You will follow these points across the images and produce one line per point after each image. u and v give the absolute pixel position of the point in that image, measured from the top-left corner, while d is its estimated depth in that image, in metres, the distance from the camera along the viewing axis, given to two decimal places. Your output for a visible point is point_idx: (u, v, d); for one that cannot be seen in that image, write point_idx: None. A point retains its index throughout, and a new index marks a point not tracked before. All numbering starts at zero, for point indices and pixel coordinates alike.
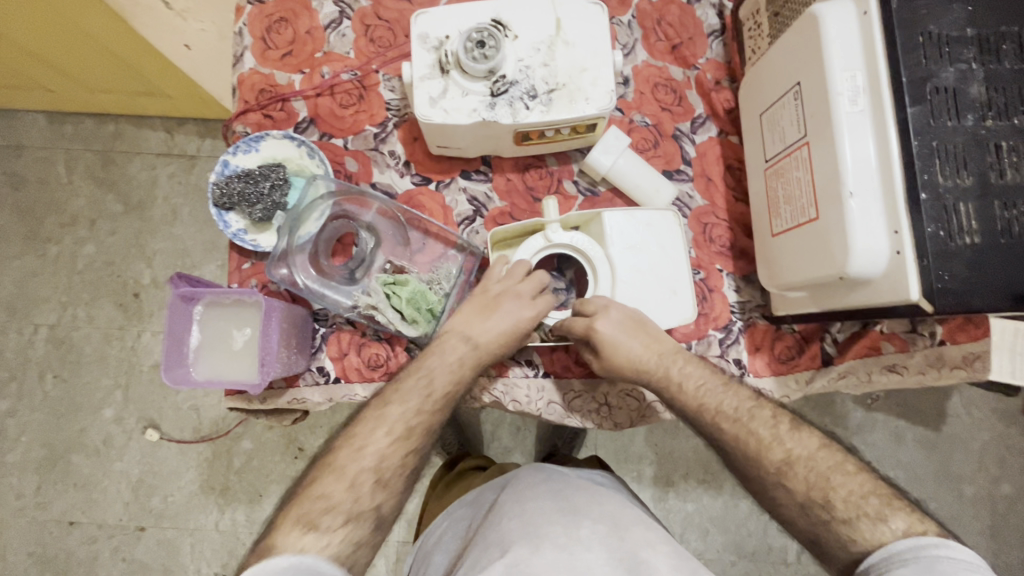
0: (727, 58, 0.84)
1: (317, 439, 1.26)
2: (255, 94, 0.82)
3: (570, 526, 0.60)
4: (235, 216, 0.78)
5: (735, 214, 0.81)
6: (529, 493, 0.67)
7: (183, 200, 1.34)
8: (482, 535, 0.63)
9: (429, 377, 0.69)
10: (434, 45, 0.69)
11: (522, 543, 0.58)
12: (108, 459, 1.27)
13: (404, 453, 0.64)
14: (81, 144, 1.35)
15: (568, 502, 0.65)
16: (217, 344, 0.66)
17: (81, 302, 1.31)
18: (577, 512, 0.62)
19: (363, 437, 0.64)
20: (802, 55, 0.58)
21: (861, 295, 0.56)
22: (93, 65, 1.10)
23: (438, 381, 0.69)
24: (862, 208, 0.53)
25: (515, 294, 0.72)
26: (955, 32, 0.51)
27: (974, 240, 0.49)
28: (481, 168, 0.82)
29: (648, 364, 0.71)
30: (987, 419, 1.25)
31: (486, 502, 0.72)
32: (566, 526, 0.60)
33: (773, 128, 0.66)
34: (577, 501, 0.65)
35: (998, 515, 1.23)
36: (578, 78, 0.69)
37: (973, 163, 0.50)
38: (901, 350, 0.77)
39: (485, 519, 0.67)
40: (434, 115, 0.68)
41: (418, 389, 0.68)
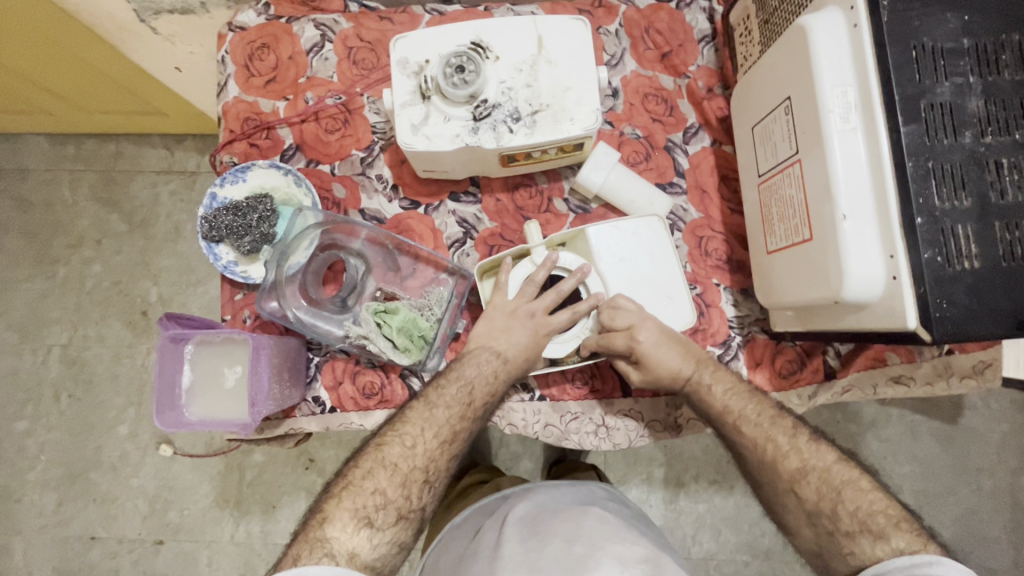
0: (719, 64, 0.82)
1: (327, 449, 1.27)
2: (240, 123, 0.82)
3: (547, 549, 0.59)
4: (225, 248, 0.78)
5: (731, 226, 0.79)
6: (509, 519, 0.67)
7: (186, 217, 1.34)
8: (467, 570, 0.62)
9: (432, 408, 0.68)
10: (414, 70, 0.67)
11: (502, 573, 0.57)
12: (125, 476, 1.29)
13: (417, 481, 0.64)
14: (83, 165, 1.36)
15: (544, 525, 0.63)
16: (207, 384, 0.66)
17: (91, 322, 1.33)
18: (554, 534, 0.61)
19: (374, 467, 0.63)
20: (791, 69, 0.56)
21: (858, 319, 0.54)
22: (89, 89, 1.10)
23: (442, 410, 0.68)
24: (856, 231, 0.51)
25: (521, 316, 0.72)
26: (951, 43, 0.49)
27: (974, 265, 0.47)
28: (470, 189, 0.81)
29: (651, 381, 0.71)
30: (1006, 410, 1.22)
31: (471, 529, 0.71)
32: (532, 547, 0.60)
33: (765, 142, 0.63)
34: (552, 521, 0.64)
35: (1020, 509, 1.20)
36: (562, 98, 0.67)
37: (972, 184, 0.47)
38: (907, 360, 0.75)
39: (468, 551, 0.66)
40: (417, 142, 0.67)
41: (418, 421, 0.67)
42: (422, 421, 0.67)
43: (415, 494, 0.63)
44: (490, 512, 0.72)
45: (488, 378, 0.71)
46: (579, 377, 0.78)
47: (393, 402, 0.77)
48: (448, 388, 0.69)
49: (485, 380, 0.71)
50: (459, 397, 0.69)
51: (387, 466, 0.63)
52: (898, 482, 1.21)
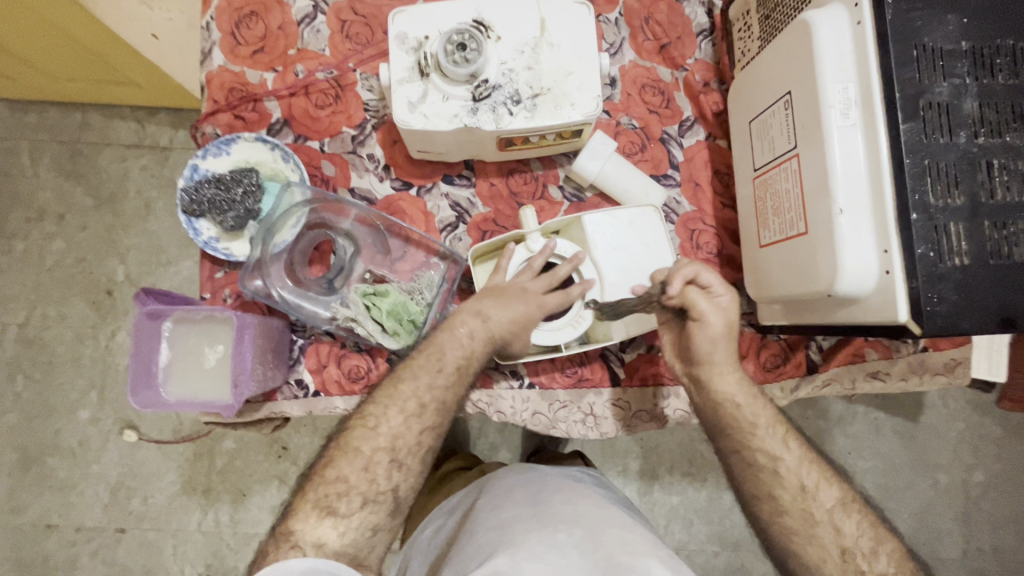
0: (716, 58, 0.82)
1: (301, 437, 1.24)
2: (224, 93, 0.78)
3: (546, 531, 0.59)
4: (206, 223, 0.75)
5: (723, 220, 0.80)
6: (506, 499, 0.67)
7: (156, 193, 1.28)
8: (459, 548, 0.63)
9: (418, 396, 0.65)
10: (413, 46, 0.65)
11: (498, 551, 0.57)
12: (85, 462, 1.24)
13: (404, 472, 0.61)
14: (46, 135, 1.29)
15: (542, 507, 0.64)
16: (185, 363, 0.63)
17: (51, 301, 1.26)
18: (555, 517, 0.61)
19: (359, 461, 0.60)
20: (793, 64, 0.57)
21: (849, 312, 0.55)
22: (56, 53, 1.04)
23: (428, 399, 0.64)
24: (851, 225, 0.52)
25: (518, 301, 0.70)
26: (950, 45, 0.50)
27: (964, 261, 0.48)
28: (463, 172, 0.79)
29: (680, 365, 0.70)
30: (963, 409, 1.28)
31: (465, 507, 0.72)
32: (530, 529, 0.60)
33: (762, 137, 0.64)
34: (551, 503, 0.65)
35: (971, 502, 1.26)
36: (564, 82, 0.66)
37: (964, 183, 0.49)
38: (884, 356, 0.78)
39: (462, 531, 0.67)
40: (414, 121, 0.65)
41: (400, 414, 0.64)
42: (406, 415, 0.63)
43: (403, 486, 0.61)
44: (483, 491, 0.73)
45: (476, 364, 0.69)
46: (568, 365, 0.77)
47: (380, 387, 0.75)
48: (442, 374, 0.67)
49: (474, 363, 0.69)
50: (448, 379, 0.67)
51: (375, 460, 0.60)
52: (860, 476, 1.26)
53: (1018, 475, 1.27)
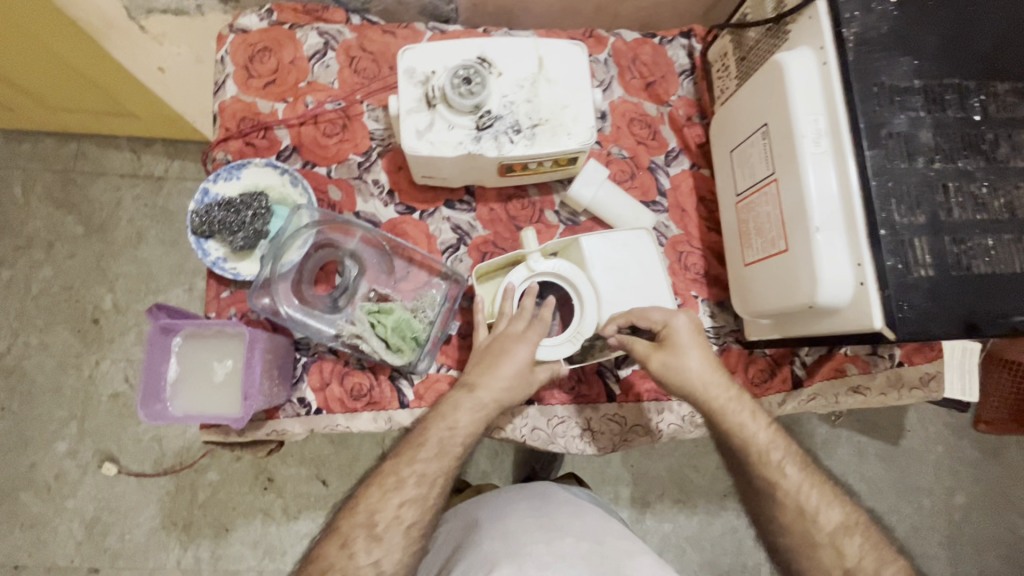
0: (697, 95, 0.89)
1: (288, 468, 1.22)
2: (236, 122, 0.82)
3: (554, 543, 0.68)
4: (214, 244, 0.77)
5: (709, 243, 0.85)
6: (513, 511, 0.74)
7: (149, 222, 1.30)
8: (474, 555, 0.69)
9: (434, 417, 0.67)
10: (421, 80, 0.71)
11: (504, 559, 0.65)
12: (59, 497, 1.20)
13: None
14: (39, 163, 1.30)
15: (551, 520, 0.72)
16: (195, 377, 0.64)
17: (34, 329, 1.25)
18: (559, 530, 0.70)
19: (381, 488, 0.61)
20: (768, 98, 0.63)
21: (830, 322, 0.59)
22: (57, 84, 1.07)
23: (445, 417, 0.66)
24: (828, 241, 0.56)
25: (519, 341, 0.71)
26: (904, 83, 0.56)
27: (929, 272, 0.53)
28: (464, 197, 0.83)
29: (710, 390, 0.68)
30: (941, 432, 1.32)
31: (468, 514, 0.78)
32: (547, 541, 0.68)
33: (743, 165, 0.70)
34: (557, 518, 0.73)
35: (955, 525, 1.29)
36: (560, 114, 0.71)
37: (924, 203, 0.54)
38: (864, 371, 0.82)
39: (470, 541, 0.72)
40: (421, 147, 0.70)
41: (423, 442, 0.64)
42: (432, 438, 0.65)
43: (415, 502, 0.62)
44: (485, 503, 0.79)
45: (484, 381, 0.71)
46: (567, 381, 0.80)
47: (382, 404, 0.77)
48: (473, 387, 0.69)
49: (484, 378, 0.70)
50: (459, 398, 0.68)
51: None
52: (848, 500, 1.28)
53: (997, 497, 1.31)
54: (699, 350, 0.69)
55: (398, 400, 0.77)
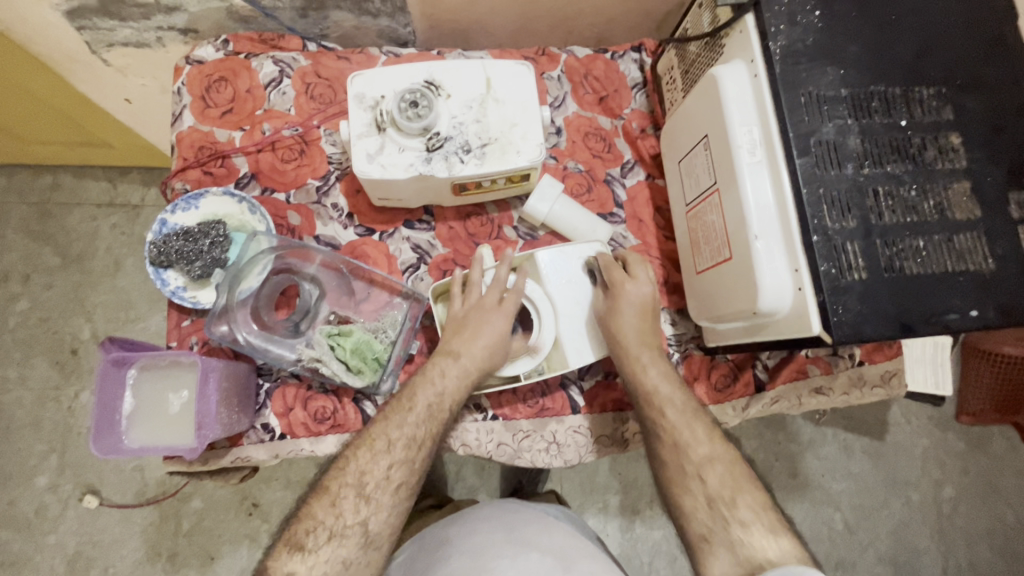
0: (650, 107, 0.91)
1: (273, 492, 1.21)
2: (194, 151, 0.83)
3: (519, 558, 0.68)
4: (174, 273, 0.78)
5: (667, 251, 0.86)
6: (481, 528, 0.74)
7: (126, 250, 1.30)
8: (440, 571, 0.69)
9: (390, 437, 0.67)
10: (370, 105, 0.72)
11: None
12: (41, 532, 1.19)
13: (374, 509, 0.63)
14: (14, 197, 1.31)
15: (519, 536, 0.72)
16: (149, 409, 0.64)
17: (12, 363, 1.24)
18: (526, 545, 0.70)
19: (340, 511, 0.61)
20: (706, 111, 0.64)
21: (775, 328, 0.60)
22: (26, 118, 1.08)
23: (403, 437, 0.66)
24: (766, 249, 0.58)
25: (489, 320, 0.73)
26: (832, 92, 0.58)
27: (862, 275, 0.54)
28: (423, 217, 0.84)
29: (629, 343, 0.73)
30: (925, 426, 1.33)
31: (436, 531, 0.79)
32: (513, 556, 0.68)
33: (689, 176, 0.71)
34: (526, 533, 0.73)
35: (945, 518, 1.30)
36: (509, 133, 0.73)
37: (856, 208, 0.56)
38: (825, 371, 0.84)
39: (438, 556, 0.73)
40: (373, 171, 0.71)
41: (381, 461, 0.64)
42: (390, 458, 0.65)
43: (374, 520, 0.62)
44: (456, 521, 0.79)
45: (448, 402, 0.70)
46: (530, 395, 0.80)
47: (347, 426, 0.77)
48: (432, 404, 0.69)
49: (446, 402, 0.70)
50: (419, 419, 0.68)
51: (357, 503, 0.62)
52: (836, 498, 1.29)
53: (984, 488, 1.32)
54: (637, 316, 0.74)
55: (362, 421, 0.77)
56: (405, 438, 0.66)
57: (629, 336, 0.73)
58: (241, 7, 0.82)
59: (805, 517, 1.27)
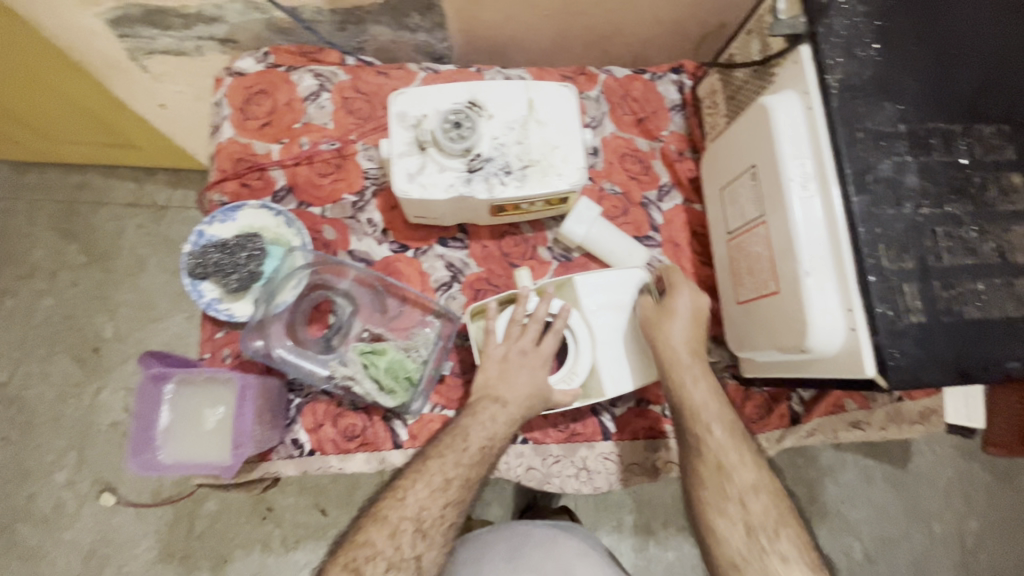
0: (688, 130, 0.90)
1: (287, 497, 1.21)
2: (232, 163, 0.83)
3: None
4: (209, 285, 0.77)
5: (703, 277, 0.85)
6: (488, 558, 0.75)
7: (150, 251, 1.31)
8: None
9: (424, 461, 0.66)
10: (412, 123, 0.71)
11: None
12: (58, 528, 1.19)
13: (405, 532, 0.62)
14: (44, 195, 1.32)
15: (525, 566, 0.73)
16: (185, 424, 0.64)
17: (35, 359, 1.26)
18: None
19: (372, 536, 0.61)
20: (754, 142, 0.63)
21: (823, 366, 0.59)
22: (62, 120, 1.10)
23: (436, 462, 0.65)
24: (817, 286, 0.56)
25: (518, 351, 0.73)
26: (889, 127, 0.57)
27: (920, 318, 0.53)
28: (458, 235, 0.84)
29: (682, 357, 0.71)
30: (949, 456, 1.30)
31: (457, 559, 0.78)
32: None
33: (732, 204, 0.70)
34: (531, 561, 0.73)
35: (967, 551, 1.27)
36: (551, 155, 0.72)
37: (913, 248, 0.54)
38: (863, 407, 0.82)
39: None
40: (413, 190, 0.70)
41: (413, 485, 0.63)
42: (426, 484, 0.64)
43: (404, 545, 0.61)
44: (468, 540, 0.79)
45: (486, 428, 0.67)
46: (561, 420, 0.79)
47: (376, 445, 0.76)
48: (464, 428, 0.68)
49: (483, 428, 0.67)
50: (453, 446, 0.66)
51: (388, 526, 0.62)
52: (855, 526, 1.26)
53: (1010, 521, 1.28)
54: (689, 326, 0.72)
55: (391, 440, 0.77)
56: (437, 460, 0.65)
57: (679, 342, 0.71)
58: (281, 19, 0.83)
59: (824, 543, 1.24)
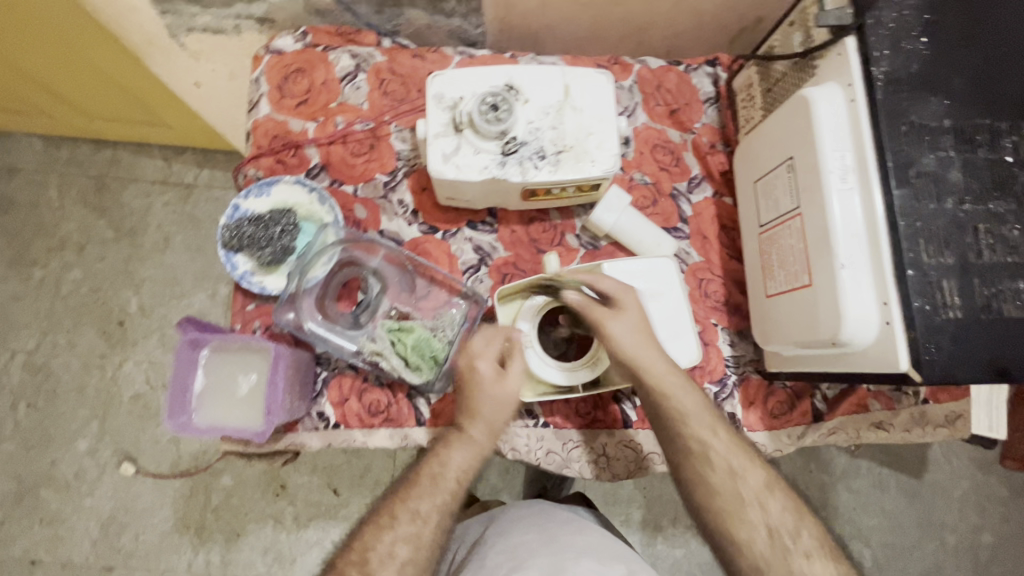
0: (721, 123, 0.89)
1: (300, 476, 1.23)
2: (268, 139, 0.85)
3: (555, 558, 0.69)
4: (243, 258, 0.79)
5: (730, 271, 0.84)
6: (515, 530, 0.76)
7: (176, 229, 1.34)
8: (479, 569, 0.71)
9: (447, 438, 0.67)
10: (449, 105, 0.72)
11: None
12: (79, 494, 1.23)
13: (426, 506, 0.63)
14: (75, 169, 1.35)
15: (553, 536, 0.73)
16: (219, 390, 0.66)
17: (62, 329, 1.29)
18: (561, 546, 0.71)
19: None
20: (793, 133, 0.63)
21: (854, 360, 0.59)
22: (97, 96, 1.12)
23: None
24: (853, 279, 0.56)
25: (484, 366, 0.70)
26: (934, 122, 0.56)
27: (957, 314, 0.53)
28: (487, 219, 0.84)
29: (653, 367, 0.68)
30: (966, 468, 1.28)
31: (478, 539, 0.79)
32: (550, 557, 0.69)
33: (766, 197, 0.70)
34: (559, 533, 0.74)
35: (980, 565, 1.25)
36: (585, 141, 0.72)
37: (953, 244, 0.54)
38: (887, 407, 0.81)
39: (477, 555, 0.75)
40: (447, 171, 0.71)
41: None
42: None
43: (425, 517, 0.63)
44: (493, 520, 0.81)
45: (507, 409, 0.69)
46: (582, 406, 0.79)
47: (400, 422, 0.78)
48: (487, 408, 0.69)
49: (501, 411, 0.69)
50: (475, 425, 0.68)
51: None
52: (866, 534, 1.25)
53: None
54: (646, 334, 0.70)
55: (415, 418, 0.78)
56: None
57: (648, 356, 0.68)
58: None
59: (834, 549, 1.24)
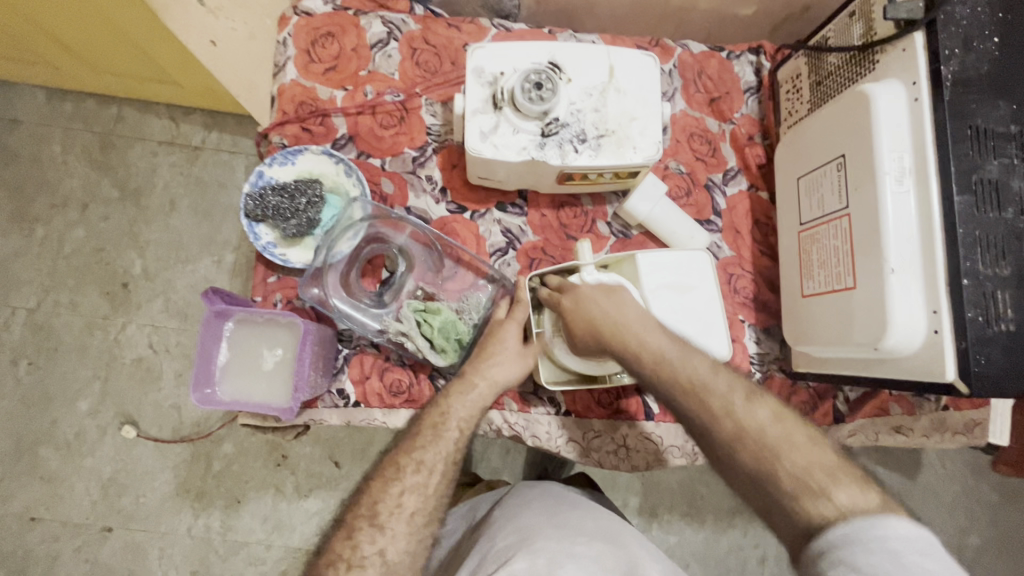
0: (761, 114, 0.87)
1: (302, 447, 1.23)
2: (294, 106, 0.82)
3: (566, 541, 0.68)
4: (266, 228, 0.77)
5: (761, 267, 0.83)
6: (527, 509, 0.75)
7: (182, 191, 1.30)
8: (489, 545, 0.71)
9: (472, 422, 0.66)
10: (488, 80, 0.69)
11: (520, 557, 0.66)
12: (79, 454, 1.22)
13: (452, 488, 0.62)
14: (80, 124, 1.31)
15: (565, 520, 0.73)
16: (243, 363, 0.65)
17: (64, 288, 1.26)
18: (572, 529, 0.70)
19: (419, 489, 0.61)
20: (846, 130, 0.61)
21: (895, 367, 0.58)
22: (105, 49, 1.07)
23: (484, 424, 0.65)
24: (902, 285, 0.55)
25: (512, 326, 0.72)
26: (1000, 127, 0.55)
27: (1009, 326, 0.52)
28: (517, 201, 0.82)
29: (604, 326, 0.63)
30: (960, 471, 1.30)
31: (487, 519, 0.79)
32: (560, 539, 0.68)
33: (809, 194, 0.67)
34: (572, 518, 0.73)
35: (966, 566, 1.27)
36: (627, 126, 0.70)
37: (1010, 254, 0.53)
38: (907, 412, 0.80)
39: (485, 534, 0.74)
40: (485, 149, 0.68)
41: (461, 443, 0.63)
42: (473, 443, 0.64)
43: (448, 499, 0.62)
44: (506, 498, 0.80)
45: None
46: (604, 396, 0.79)
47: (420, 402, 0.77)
48: None
49: None
50: None
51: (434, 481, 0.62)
52: None
53: (1012, 541, 1.29)
54: (603, 294, 0.65)
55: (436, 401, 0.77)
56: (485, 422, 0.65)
57: (600, 316, 0.63)
58: None
59: None
